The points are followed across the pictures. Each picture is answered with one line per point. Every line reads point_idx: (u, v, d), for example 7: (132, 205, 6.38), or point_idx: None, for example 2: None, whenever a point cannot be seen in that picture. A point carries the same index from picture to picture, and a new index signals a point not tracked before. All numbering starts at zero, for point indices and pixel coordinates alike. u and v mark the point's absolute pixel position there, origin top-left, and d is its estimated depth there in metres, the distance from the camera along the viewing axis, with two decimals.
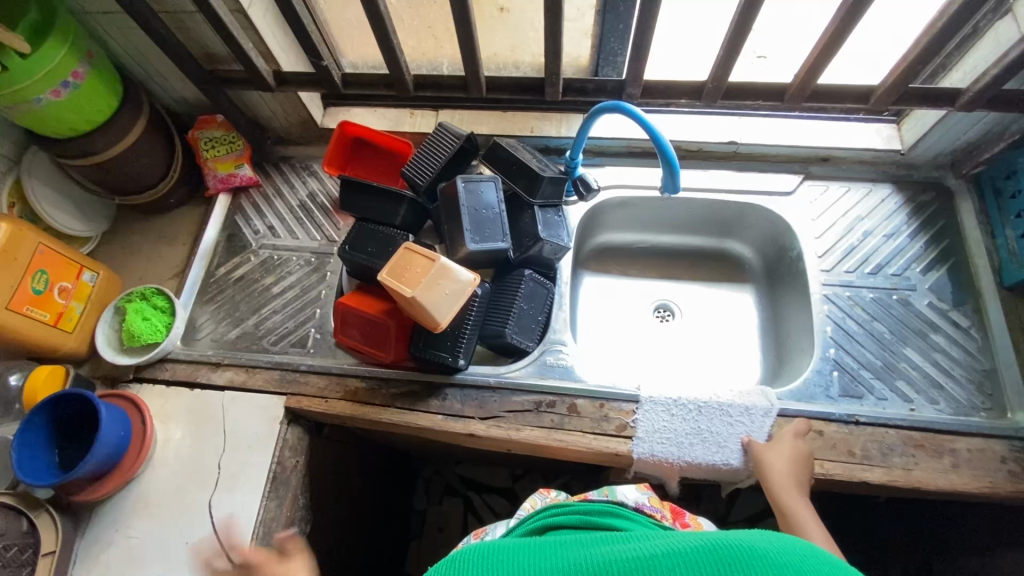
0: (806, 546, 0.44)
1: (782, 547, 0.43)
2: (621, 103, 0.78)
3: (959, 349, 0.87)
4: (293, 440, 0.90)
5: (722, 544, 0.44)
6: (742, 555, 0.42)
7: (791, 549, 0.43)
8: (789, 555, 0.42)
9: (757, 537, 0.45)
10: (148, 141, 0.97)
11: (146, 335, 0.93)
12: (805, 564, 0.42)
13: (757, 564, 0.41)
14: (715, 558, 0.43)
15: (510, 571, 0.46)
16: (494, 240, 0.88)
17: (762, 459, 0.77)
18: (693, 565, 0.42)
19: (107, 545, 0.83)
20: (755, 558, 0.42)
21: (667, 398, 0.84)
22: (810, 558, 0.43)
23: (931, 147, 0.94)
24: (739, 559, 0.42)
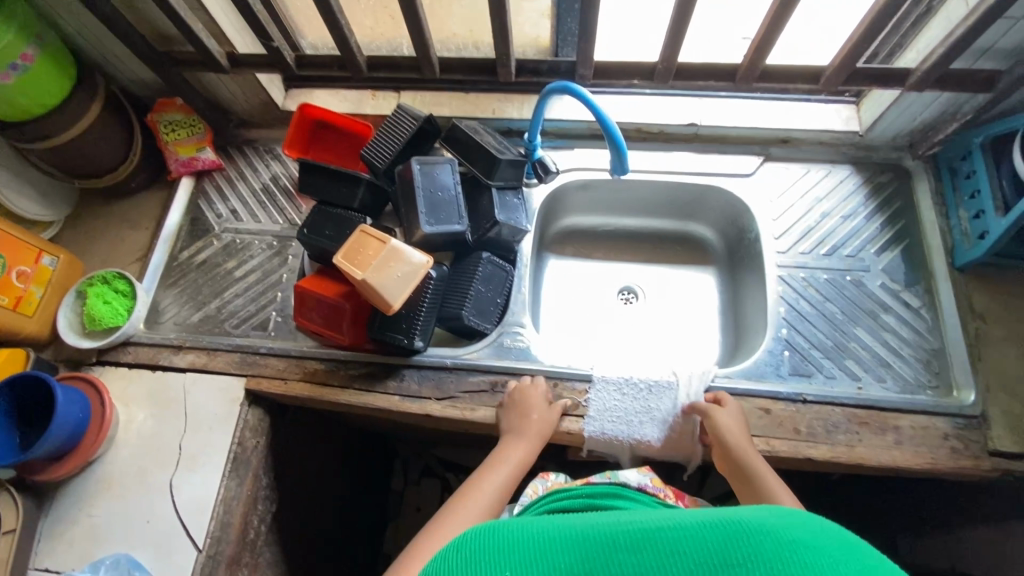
0: (811, 517, 0.42)
1: (791, 523, 0.40)
2: (569, 84, 0.79)
3: (909, 329, 0.88)
4: (254, 421, 0.91)
5: (730, 519, 0.40)
6: (754, 533, 0.39)
7: (801, 523, 0.41)
8: (801, 532, 0.39)
9: (761, 511, 0.42)
10: (105, 124, 0.97)
11: (107, 318, 0.93)
12: (817, 541, 0.39)
13: (767, 541, 0.38)
14: (726, 532, 0.39)
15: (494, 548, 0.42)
16: (450, 223, 0.88)
17: (716, 418, 0.79)
18: (701, 539, 0.39)
19: (71, 525, 0.85)
20: (765, 535, 0.39)
21: (619, 377, 0.86)
22: (821, 533, 0.40)
23: (889, 127, 0.94)
24: (745, 535, 0.39)
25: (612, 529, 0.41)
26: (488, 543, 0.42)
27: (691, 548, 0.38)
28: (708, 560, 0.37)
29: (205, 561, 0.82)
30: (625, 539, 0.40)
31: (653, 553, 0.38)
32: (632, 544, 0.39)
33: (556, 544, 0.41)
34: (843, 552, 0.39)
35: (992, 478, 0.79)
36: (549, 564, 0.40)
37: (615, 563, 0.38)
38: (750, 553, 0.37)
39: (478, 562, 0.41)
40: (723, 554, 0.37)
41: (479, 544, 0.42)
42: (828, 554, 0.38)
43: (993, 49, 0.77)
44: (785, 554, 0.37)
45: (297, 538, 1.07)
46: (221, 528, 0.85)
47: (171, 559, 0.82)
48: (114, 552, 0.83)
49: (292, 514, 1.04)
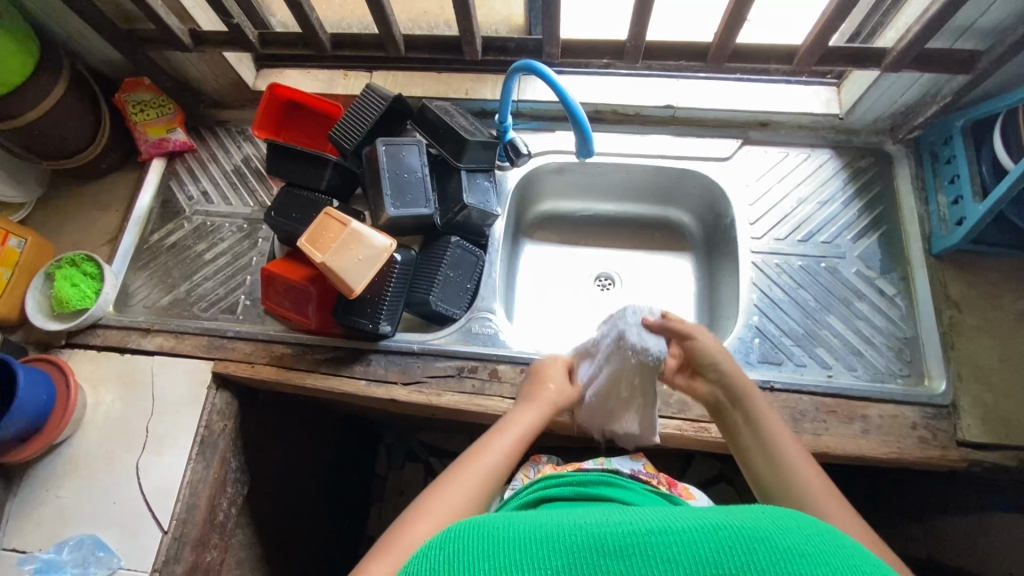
0: (805, 518, 0.40)
1: (785, 526, 0.39)
2: (533, 63, 0.77)
3: (882, 317, 0.87)
4: (222, 404, 0.91)
5: (721, 525, 0.39)
6: (746, 537, 0.37)
7: (795, 527, 0.39)
8: (795, 537, 0.37)
9: (754, 514, 0.40)
10: (72, 103, 0.95)
11: (75, 300, 0.92)
12: (812, 546, 0.37)
13: (760, 549, 0.36)
14: (717, 540, 0.37)
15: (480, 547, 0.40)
16: (417, 205, 0.88)
17: (697, 336, 0.74)
18: (690, 544, 0.37)
19: (38, 505, 0.85)
20: (757, 540, 0.37)
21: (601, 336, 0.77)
22: (814, 537, 0.38)
23: (869, 110, 0.92)
24: (738, 543, 0.37)
25: (603, 532, 0.40)
26: (473, 542, 0.41)
27: (680, 552, 0.37)
28: (699, 566, 0.36)
29: (171, 542, 0.82)
30: (615, 543, 0.38)
31: (642, 557, 0.37)
32: (620, 549, 0.38)
33: (543, 546, 0.39)
34: (842, 558, 0.36)
35: (961, 468, 0.78)
36: (534, 566, 0.38)
37: (602, 568, 0.37)
38: (740, 559, 0.36)
39: (461, 563, 0.39)
40: (712, 563, 0.36)
41: (465, 545, 0.41)
42: (824, 560, 0.36)
43: (972, 28, 0.74)
44: (779, 562, 0.35)
45: (272, 520, 1.07)
46: (187, 510, 0.85)
47: (136, 540, 0.82)
48: (81, 532, 0.83)
49: (264, 497, 1.04)
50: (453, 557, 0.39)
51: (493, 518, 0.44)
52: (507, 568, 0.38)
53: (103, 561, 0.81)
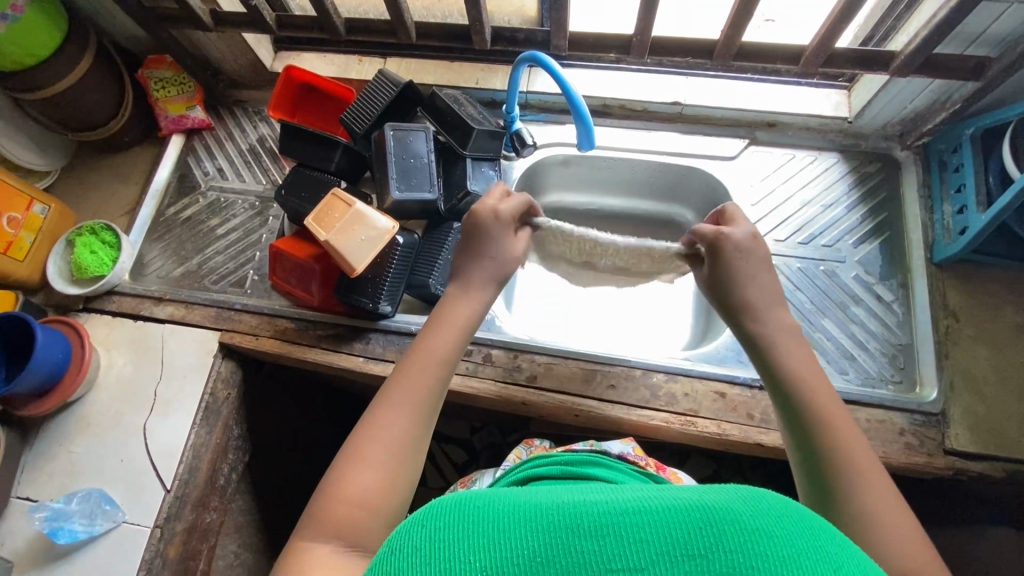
0: (772, 498, 0.38)
1: (754, 505, 0.37)
2: (538, 55, 0.79)
3: (878, 323, 0.87)
4: (226, 372, 0.95)
5: (694, 504, 0.36)
6: (718, 520, 0.34)
7: (764, 507, 0.37)
8: (766, 518, 0.35)
9: (722, 493, 0.38)
10: (96, 77, 0.99)
11: (93, 267, 0.96)
12: (779, 528, 0.35)
13: (734, 532, 0.34)
14: (689, 522, 0.34)
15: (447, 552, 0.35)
16: (421, 190, 0.90)
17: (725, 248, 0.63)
18: (662, 524, 0.34)
19: (51, 459, 0.89)
20: (728, 522, 0.34)
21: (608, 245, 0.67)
22: (782, 518, 0.36)
23: (879, 114, 0.91)
24: (711, 526, 0.34)
25: (572, 511, 0.36)
26: (440, 529, 0.37)
27: (652, 533, 0.34)
28: (673, 552, 0.33)
29: (172, 500, 0.86)
30: (586, 523, 0.35)
31: (615, 539, 0.34)
32: (593, 529, 0.35)
33: (511, 526, 0.36)
34: (813, 540, 0.35)
35: (946, 476, 0.78)
36: (502, 552, 0.35)
37: (574, 553, 0.34)
38: (711, 541, 0.33)
39: (429, 556, 0.36)
40: (685, 545, 0.33)
41: (430, 534, 0.37)
42: (795, 543, 0.34)
43: (983, 36, 0.74)
44: (754, 547, 0.33)
45: (271, 488, 1.11)
46: (189, 471, 0.88)
47: (140, 496, 0.86)
48: (88, 485, 0.87)
49: (263, 466, 1.08)
50: (420, 550, 0.36)
51: (460, 496, 0.40)
52: (475, 558, 0.35)
53: (109, 514, 0.85)
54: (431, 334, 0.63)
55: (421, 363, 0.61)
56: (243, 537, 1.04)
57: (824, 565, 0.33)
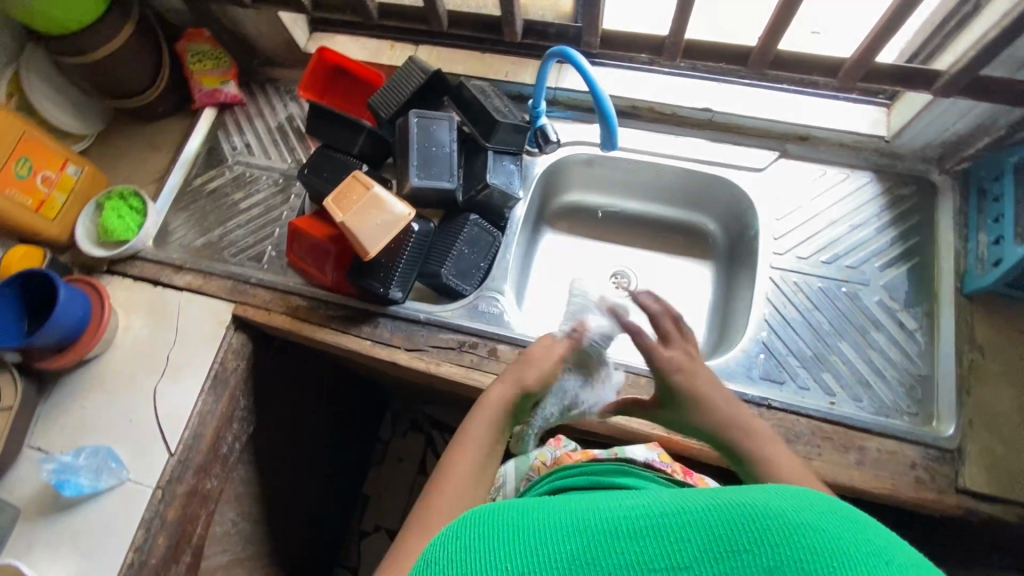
0: (814, 494, 0.36)
1: (796, 501, 0.35)
2: (567, 50, 0.78)
3: (898, 351, 0.84)
4: (237, 344, 0.96)
5: (731, 502, 0.35)
6: (757, 514, 0.33)
7: (807, 502, 0.35)
8: (806, 511, 0.34)
9: (760, 491, 0.36)
10: (136, 45, 1.01)
11: (118, 231, 0.99)
12: (823, 521, 0.33)
13: (775, 526, 0.33)
14: (729, 520, 0.33)
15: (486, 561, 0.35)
16: (440, 179, 0.90)
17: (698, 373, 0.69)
18: (702, 523, 0.33)
19: (64, 412, 0.92)
20: (769, 516, 0.33)
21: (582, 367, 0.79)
22: (827, 511, 0.34)
23: (918, 135, 0.88)
24: (751, 523, 0.33)
25: (610, 516, 0.36)
26: (474, 533, 0.37)
27: (691, 532, 0.33)
28: (717, 549, 0.32)
29: (175, 463, 0.88)
30: (622, 527, 0.35)
31: (655, 540, 0.33)
32: (631, 531, 0.34)
33: (545, 533, 0.36)
34: (860, 533, 0.33)
35: (956, 516, 0.75)
36: (538, 558, 0.34)
37: (615, 553, 0.34)
38: (753, 537, 0.32)
39: (464, 562, 0.35)
40: (726, 542, 0.32)
41: (465, 540, 0.37)
42: (843, 538, 0.32)
43: None
44: (799, 543, 0.32)
45: (273, 462, 1.13)
46: (193, 437, 0.90)
47: (145, 457, 0.89)
48: (98, 442, 0.90)
49: (268, 439, 1.10)
50: (453, 559, 0.36)
51: (491, 506, 0.40)
52: (510, 565, 0.34)
53: (114, 472, 0.87)
54: (465, 437, 0.64)
55: (460, 466, 0.61)
56: (242, 507, 1.06)
57: (875, 557, 0.32)
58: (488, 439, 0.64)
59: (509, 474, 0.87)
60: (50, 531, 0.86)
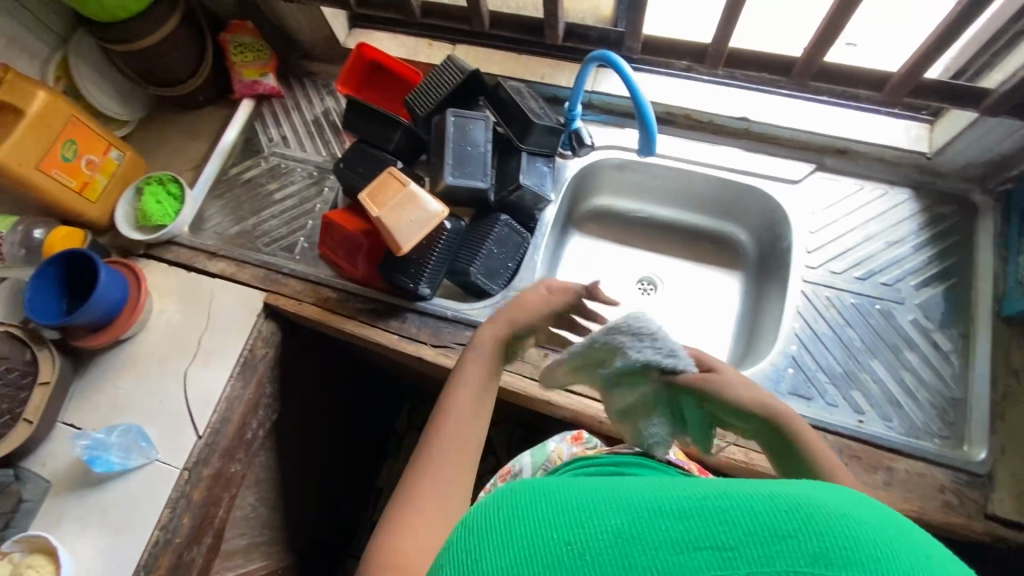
0: (862, 500, 0.35)
1: (843, 501, 0.33)
2: (609, 55, 0.78)
3: (931, 372, 0.82)
4: (267, 332, 0.98)
5: (777, 493, 0.33)
6: (807, 504, 0.32)
7: (852, 504, 0.33)
8: (855, 510, 0.32)
9: (804, 488, 0.35)
10: (181, 35, 1.03)
11: (156, 216, 1.02)
12: (871, 519, 0.32)
13: (823, 516, 0.31)
14: (775, 507, 0.32)
15: (526, 532, 0.34)
16: (474, 178, 0.90)
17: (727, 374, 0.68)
18: (748, 509, 0.32)
19: (98, 390, 0.95)
20: (815, 508, 0.32)
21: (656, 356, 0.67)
22: (875, 514, 0.33)
23: (962, 153, 0.86)
24: (798, 513, 0.31)
25: (654, 497, 0.35)
26: (513, 506, 0.37)
27: (737, 514, 0.32)
28: (768, 532, 0.31)
29: (203, 446, 0.90)
30: (666, 506, 0.34)
31: (699, 521, 0.32)
32: (673, 510, 0.33)
33: (586, 507, 0.35)
34: (910, 540, 0.31)
35: (986, 543, 0.74)
36: (577, 529, 0.33)
37: (659, 530, 0.32)
38: (802, 526, 0.31)
39: (502, 531, 0.35)
40: (774, 527, 0.31)
41: (504, 508, 0.37)
42: (896, 539, 0.30)
43: None
44: (850, 536, 0.30)
45: (293, 450, 1.15)
46: (221, 421, 0.92)
47: (175, 438, 0.90)
48: (128, 421, 0.92)
49: (291, 427, 1.12)
50: (492, 528, 0.35)
51: (527, 484, 0.39)
52: (549, 534, 0.33)
53: (144, 451, 0.89)
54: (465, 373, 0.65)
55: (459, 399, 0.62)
56: (262, 492, 1.07)
57: (930, 563, 0.29)
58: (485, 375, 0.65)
59: (524, 463, 0.85)
60: (79, 506, 0.88)
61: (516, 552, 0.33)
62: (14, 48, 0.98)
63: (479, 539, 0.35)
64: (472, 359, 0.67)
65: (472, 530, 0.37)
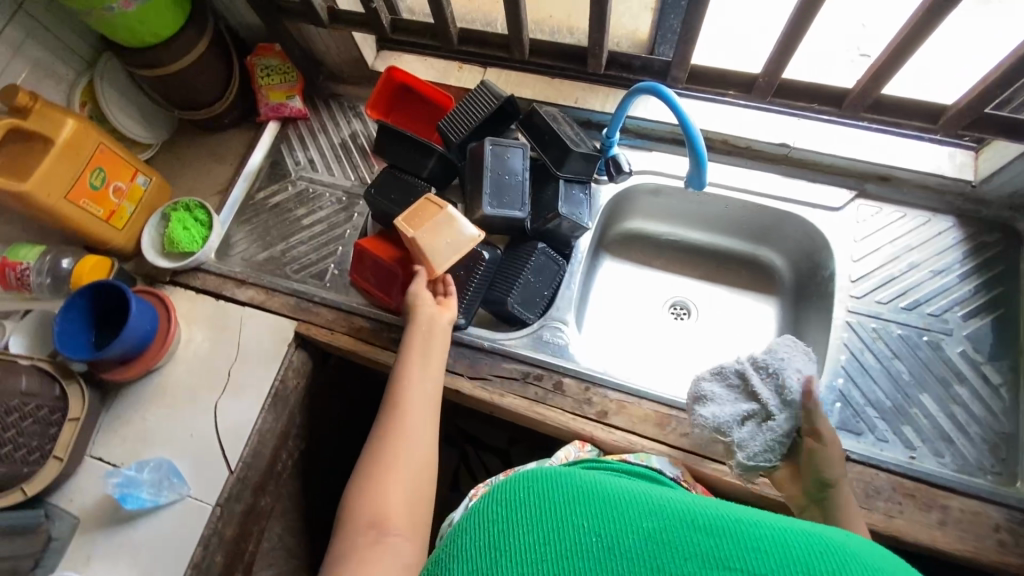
0: (894, 556, 0.37)
1: (876, 554, 0.36)
2: (658, 86, 0.77)
3: (982, 406, 0.81)
4: (297, 362, 0.96)
5: (809, 536, 0.36)
6: (836, 548, 0.35)
7: (884, 556, 0.36)
8: (887, 563, 0.35)
9: (839, 534, 0.38)
10: (210, 58, 1.02)
11: (184, 243, 1.00)
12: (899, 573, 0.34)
13: (853, 563, 0.34)
14: (806, 545, 0.35)
15: (562, 514, 0.39)
16: (511, 208, 0.89)
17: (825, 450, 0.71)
18: (780, 543, 0.36)
19: (126, 423, 0.93)
20: (845, 555, 0.35)
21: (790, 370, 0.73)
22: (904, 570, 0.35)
23: (1008, 182, 0.85)
24: (829, 553, 0.35)
25: (691, 508, 0.39)
26: (553, 489, 0.41)
27: (766, 544, 0.35)
28: (795, 566, 0.34)
29: (234, 481, 0.88)
30: (701, 520, 0.38)
31: (731, 541, 0.36)
32: (708, 528, 0.37)
33: (623, 508, 0.39)
34: None
35: None
36: (612, 526, 0.38)
37: (691, 541, 0.36)
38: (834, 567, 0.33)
39: (544, 512, 0.39)
40: (803, 562, 0.34)
41: (544, 489, 0.41)
42: None
43: None
44: None
45: (318, 479, 1.12)
46: (252, 455, 0.90)
47: (206, 473, 0.88)
48: (159, 456, 0.90)
49: (316, 456, 1.09)
50: (534, 503, 0.40)
51: (568, 471, 0.42)
52: (586, 523, 0.38)
53: (174, 487, 0.87)
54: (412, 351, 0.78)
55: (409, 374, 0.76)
56: (288, 522, 1.05)
57: None
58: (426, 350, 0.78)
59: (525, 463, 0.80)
60: (109, 543, 0.86)
61: (553, 532, 0.38)
62: (41, 74, 0.96)
63: (518, 512, 0.39)
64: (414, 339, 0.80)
65: (509, 494, 0.41)
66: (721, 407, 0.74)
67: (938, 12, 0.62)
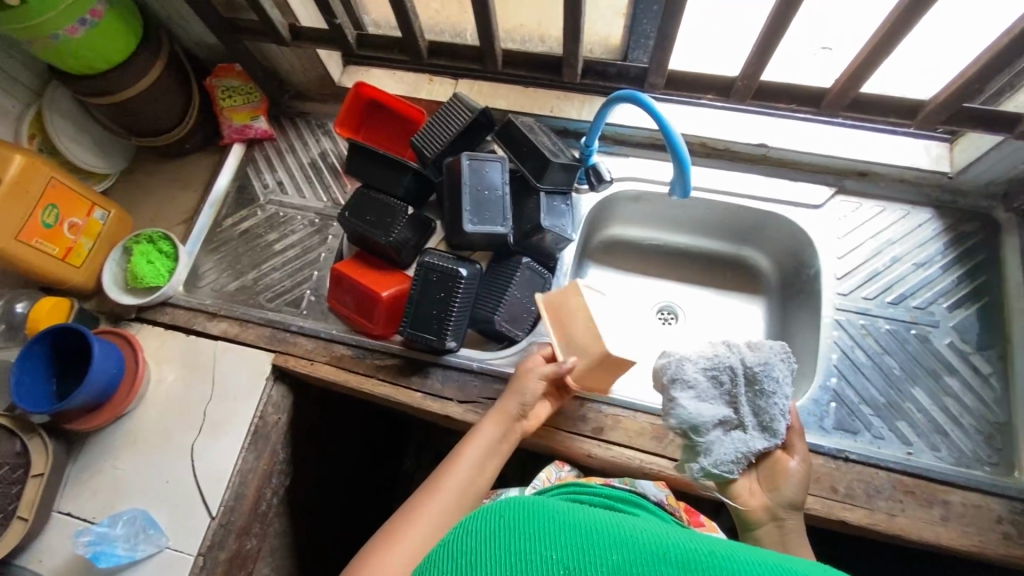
0: None
1: None
2: (638, 94, 0.76)
3: (973, 397, 0.81)
4: (277, 396, 0.92)
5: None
6: None
7: None
8: None
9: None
10: (167, 82, 0.97)
11: (149, 277, 0.95)
12: None
13: None
14: None
15: (526, 544, 0.34)
16: (494, 223, 0.86)
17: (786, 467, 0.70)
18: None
19: (96, 474, 0.87)
20: None
21: (777, 397, 0.71)
22: None
23: (983, 173, 0.86)
24: None
25: (660, 541, 0.34)
26: (520, 516, 0.36)
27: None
28: None
29: (216, 528, 0.83)
30: (672, 554, 0.33)
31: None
32: (683, 562, 0.32)
33: (595, 537, 0.34)
34: None
35: None
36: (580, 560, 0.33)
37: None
38: None
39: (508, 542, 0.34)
40: None
41: (510, 519, 0.36)
42: None
43: None
44: None
45: (306, 515, 1.06)
46: (235, 498, 0.85)
47: (186, 521, 0.83)
48: (133, 506, 0.85)
49: (302, 491, 1.04)
50: (495, 535, 0.35)
51: (535, 500, 0.38)
52: (551, 555, 0.33)
53: (152, 539, 0.82)
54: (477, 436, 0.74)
55: (465, 458, 0.71)
56: (276, 564, 1.00)
57: None
58: (490, 441, 0.73)
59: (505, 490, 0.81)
60: None
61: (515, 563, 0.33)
62: None
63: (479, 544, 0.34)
64: (486, 425, 0.75)
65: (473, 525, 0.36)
66: (701, 404, 0.71)
67: (913, 12, 0.64)
